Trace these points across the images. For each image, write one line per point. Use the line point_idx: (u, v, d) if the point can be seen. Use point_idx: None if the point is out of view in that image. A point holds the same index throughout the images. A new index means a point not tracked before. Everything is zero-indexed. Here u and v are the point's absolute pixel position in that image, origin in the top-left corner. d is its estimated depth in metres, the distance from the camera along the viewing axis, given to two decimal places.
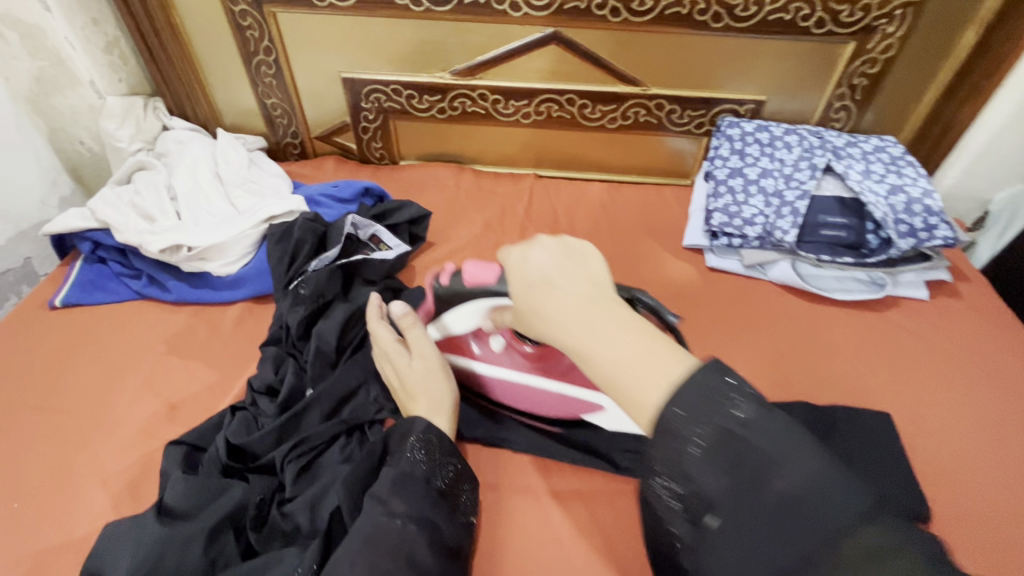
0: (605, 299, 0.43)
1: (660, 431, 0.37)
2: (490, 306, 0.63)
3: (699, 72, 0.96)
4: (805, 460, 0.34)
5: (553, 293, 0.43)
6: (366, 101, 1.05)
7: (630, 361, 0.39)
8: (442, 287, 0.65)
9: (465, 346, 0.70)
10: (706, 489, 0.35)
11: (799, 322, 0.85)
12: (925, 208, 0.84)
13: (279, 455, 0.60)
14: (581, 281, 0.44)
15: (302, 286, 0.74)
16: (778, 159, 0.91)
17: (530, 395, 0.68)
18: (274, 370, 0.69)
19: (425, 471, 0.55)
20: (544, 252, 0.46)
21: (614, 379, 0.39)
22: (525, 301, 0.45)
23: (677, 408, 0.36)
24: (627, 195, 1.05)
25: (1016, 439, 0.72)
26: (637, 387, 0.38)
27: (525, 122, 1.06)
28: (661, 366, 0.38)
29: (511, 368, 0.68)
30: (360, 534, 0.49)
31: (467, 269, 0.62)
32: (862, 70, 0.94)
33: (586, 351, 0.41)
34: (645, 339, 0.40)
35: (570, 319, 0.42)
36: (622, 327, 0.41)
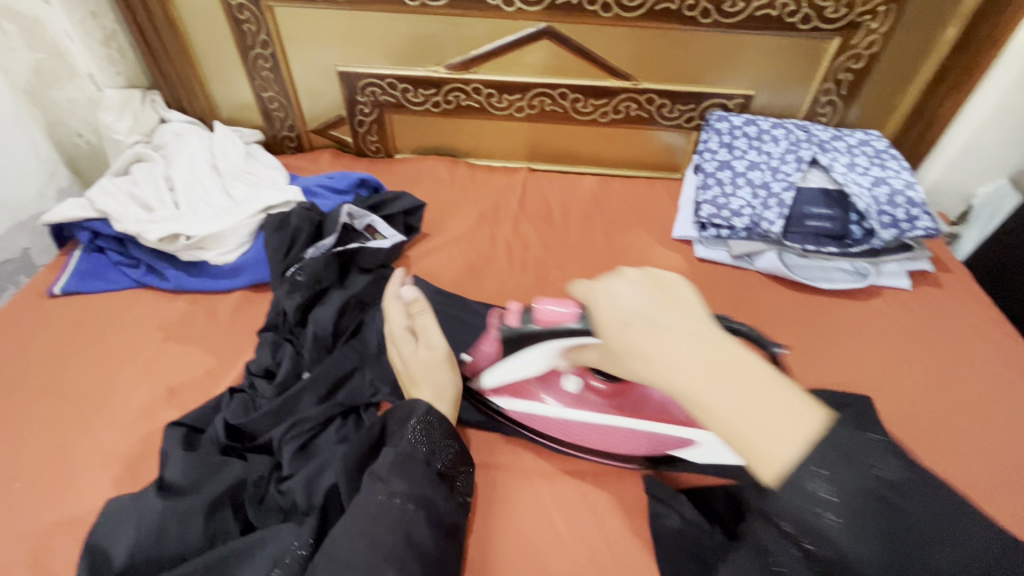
0: (716, 339, 0.39)
1: (794, 490, 0.33)
2: (564, 347, 0.59)
3: (689, 67, 0.98)
4: (964, 536, 0.32)
5: (655, 332, 0.40)
6: (362, 95, 1.07)
7: (760, 415, 0.35)
8: (510, 329, 0.61)
9: (534, 391, 0.67)
10: (854, 562, 0.32)
11: (784, 310, 0.87)
12: (907, 200, 0.86)
13: (277, 435, 0.62)
14: (686, 320, 0.41)
15: (299, 273, 0.76)
16: (766, 153, 0.94)
17: (612, 436, 0.65)
18: (272, 355, 0.71)
19: (425, 453, 0.56)
20: (639, 287, 0.43)
21: (744, 437, 0.35)
22: (623, 338, 0.41)
23: (819, 470, 0.33)
24: (618, 188, 1.07)
25: (991, 421, 0.74)
26: (769, 446, 0.35)
27: (519, 116, 1.08)
28: (790, 421, 0.35)
29: (589, 411, 0.65)
30: (361, 511, 0.51)
31: (540, 309, 0.58)
32: (848, 66, 0.96)
33: (700, 398, 0.37)
34: (768, 387, 0.37)
35: (680, 363, 0.38)
36: (741, 375, 0.37)
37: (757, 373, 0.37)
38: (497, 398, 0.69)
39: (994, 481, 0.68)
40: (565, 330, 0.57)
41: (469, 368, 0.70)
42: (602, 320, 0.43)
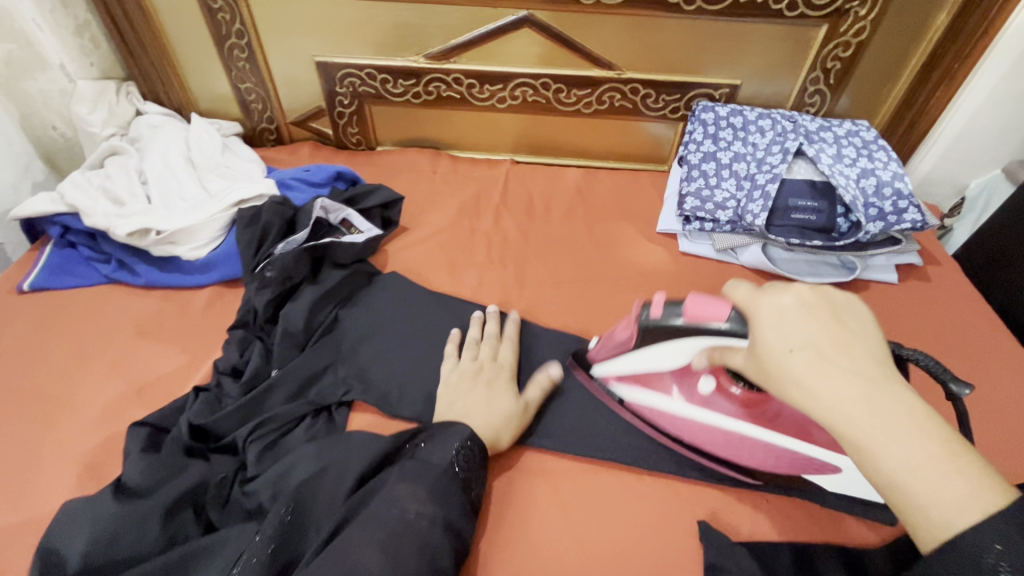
0: (887, 383, 0.42)
1: (966, 559, 0.36)
2: (710, 344, 0.56)
3: (674, 56, 0.96)
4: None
5: (827, 368, 0.42)
6: (341, 86, 1.05)
7: (930, 476, 0.38)
8: (651, 320, 0.59)
9: (663, 385, 0.66)
10: None
11: None
12: (894, 191, 0.84)
13: (241, 435, 0.60)
14: (857, 358, 0.43)
15: (268, 268, 0.73)
16: (751, 144, 0.92)
17: (737, 444, 0.62)
18: (240, 352, 0.69)
19: (462, 477, 0.56)
20: (810, 313, 0.44)
21: (905, 490, 0.39)
22: (789, 367, 0.43)
23: (996, 545, 0.35)
24: (603, 180, 1.05)
25: (975, 415, 0.73)
26: (939, 508, 0.38)
27: (501, 107, 1.05)
28: (960, 483, 0.38)
29: (719, 414, 0.63)
30: (385, 526, 0.49)
31: (688, 304, 0.56)
32: (836, 54, 0.94)
33: (870, 443, 0.40)
34: (940, 445, 0.39)
35: (852, 404, 0.40)
36: (913, 431, 0.39)
37: (928, 426, 0.40)
38: (620, 386, 0.68)
39: None
40: (713, 330, 0.55)
41: (597, 349, 0.70)
42: (766, 342, 0.45)
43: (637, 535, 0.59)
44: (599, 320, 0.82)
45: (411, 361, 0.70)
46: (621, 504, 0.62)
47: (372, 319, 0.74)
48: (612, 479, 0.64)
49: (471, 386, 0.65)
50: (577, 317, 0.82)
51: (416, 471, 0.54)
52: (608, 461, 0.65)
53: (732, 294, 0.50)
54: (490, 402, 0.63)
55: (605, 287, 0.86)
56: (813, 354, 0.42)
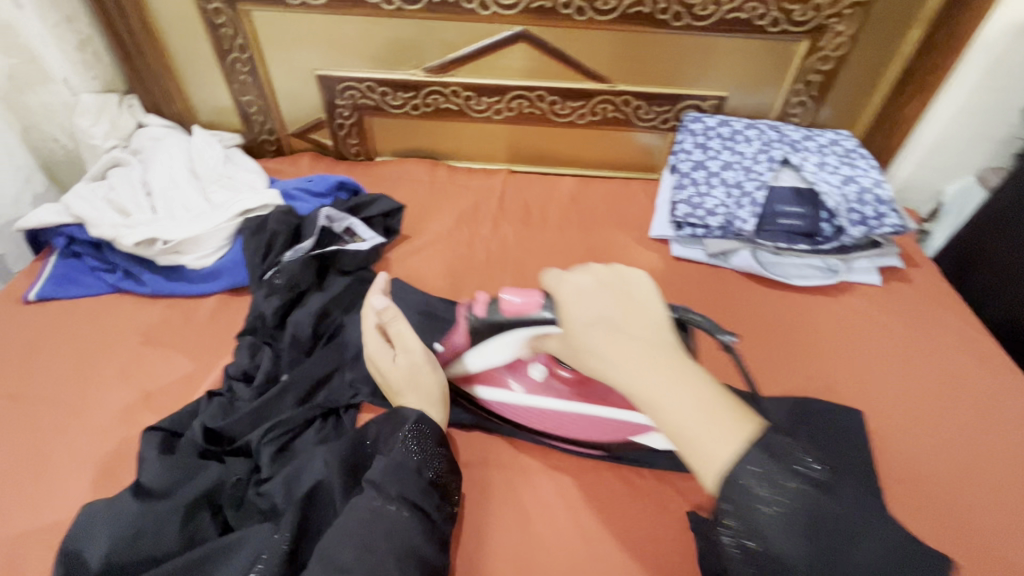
0: (663, 345, 0.48)
1: (734, 488, 0.40)
2: (530, 335, 0.63)
3: (664, 69, 1.00)
4: (877, 535, 0.39)
5: (616, 336, 0.48)
6: (341, 98, 1.07)
7: (699, 419, 0.43)
8: (476, 318, 0.65)
9: (503, 379, 0.70)
10: (785, 553, 0.39)
11: (758, 307, 0.89)
12: (874, 198, 0.89)
13: (255, 438, 0.62)
14: (642, 327, 0.49)
15: (277, 276, 0.76)
16: (740, 153, 0.95)
17: (574, 422, 0.67)
18: (250, 358, 0.71)
19: (417, 462, 0.56)
20: (603, 289, 0.51)
21: (686, 435, 0.43)
22: (588, 339, 0.49)
23: (751, 467, 0.41)
24: (597, 188, 1.09)
25: (955, 412, 0.77)
26: (709, 444, 0.42)
27: (497, 118, 1.09)
28: (721, 424, 0.43)
29: (554, 399, 0.68)
30: (355, 517, 0.51)
31: (506, 300, 0.63)
32: (817, 67, 0.98)
33: (650, 398, 0.45)
34: (709, 393, 0.45)
35: (632, 367, 0.46)
36: (683, 380, 0.45)
37: (694, 376, 0.46)
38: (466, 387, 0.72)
39: (950, 467, 0.72)
40: (529, 320, 0.61)
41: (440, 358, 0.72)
42: (570, 322, 0.50)
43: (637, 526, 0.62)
44: None
45: None
46: (623, 499, 0.65)
47: None
48: (612, 475, 0.67)
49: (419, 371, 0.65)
50: None
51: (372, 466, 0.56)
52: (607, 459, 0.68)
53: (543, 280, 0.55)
54: (409, 378, 0.64)
55: None
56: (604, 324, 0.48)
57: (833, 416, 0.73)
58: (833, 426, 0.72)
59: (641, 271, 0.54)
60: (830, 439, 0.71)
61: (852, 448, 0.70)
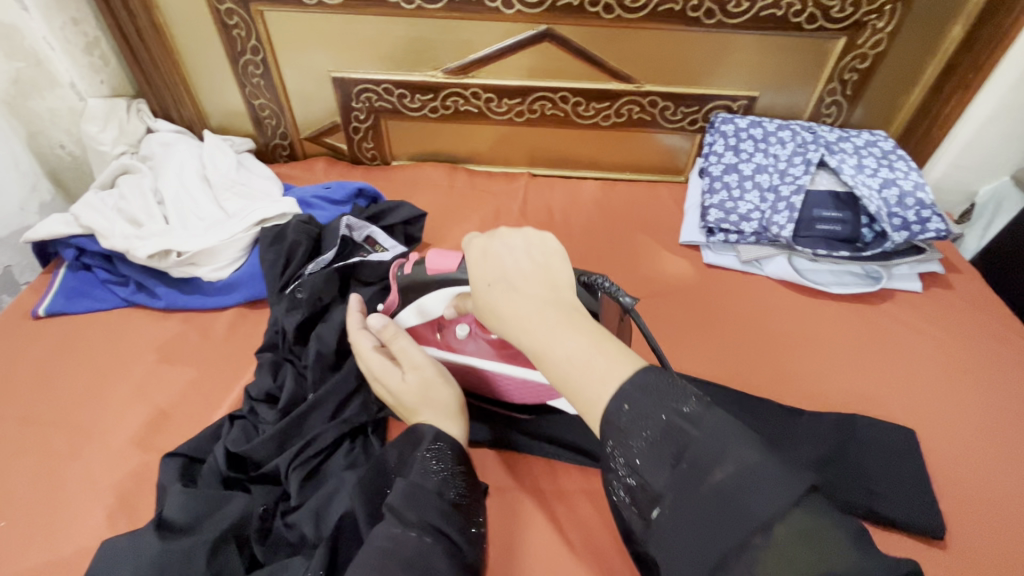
0: (565, 302, 0.44)
1: (609, 428, 0.38)
2: (454, 294, 0.63)
3: (693, 68, 0.96)
4: (747, 455, 0.35)
5: (513, 294, 0.45)
6: (357, 101, 1.04)
7: (585, 364, 0.40)
8: (402, 276, 0.66)
9: (427, 336, 0.69)
10: (651, 483, 0.37)
11: (796, 316, 0.85)
12: (918, 201, 0.85)
13: (282, 463, 0.58)
14: (541, 283, 0.46)
15: (299, 289, 0.72)
16: (773, 155, 0.92)
17: (491, 381, 0.67)
18: (272, 377, 0.67)
19: (436, 483, 0.52)
20: (514, 250, 0.48)
21: (570, 380, 0.40)
22: (487, 299, 0.46)
23: (624, 405, 0.38)
24: (622, 192, 1.05)
25: (1013, 427, 0.73)
26: (592, 389, 0.40)
27: (518, 120, 1.05)
28: (606, 368, 0.40)
29: (472, 355, 0.67)
30: (374, 548, 0.46)
31: (428, 258, 0.63)
32: (853, 66, 0.95)
33: (541, 347, 0.42)
34: (600, 339, 0.42)
35: (527, 320, 0.43)
36: (577, 329, 0.42)
37: (588, 324, 0.43)
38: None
39: (1012, 487, 0.67)
40: (448, 278, 0.62)
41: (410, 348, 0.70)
42: (474, 284, 0.47)
43: None
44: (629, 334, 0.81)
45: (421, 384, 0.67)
46: None
47: None
48: None
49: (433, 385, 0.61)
50: None
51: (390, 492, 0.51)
52: None
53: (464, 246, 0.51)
54: (422, 395, 0.59)
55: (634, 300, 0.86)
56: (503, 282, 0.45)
57: (886, 433, 0.69)
58: (887, 444, 0.69)
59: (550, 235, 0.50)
60: (883, 458, 0.67)
61: (908, 469, 0.67)
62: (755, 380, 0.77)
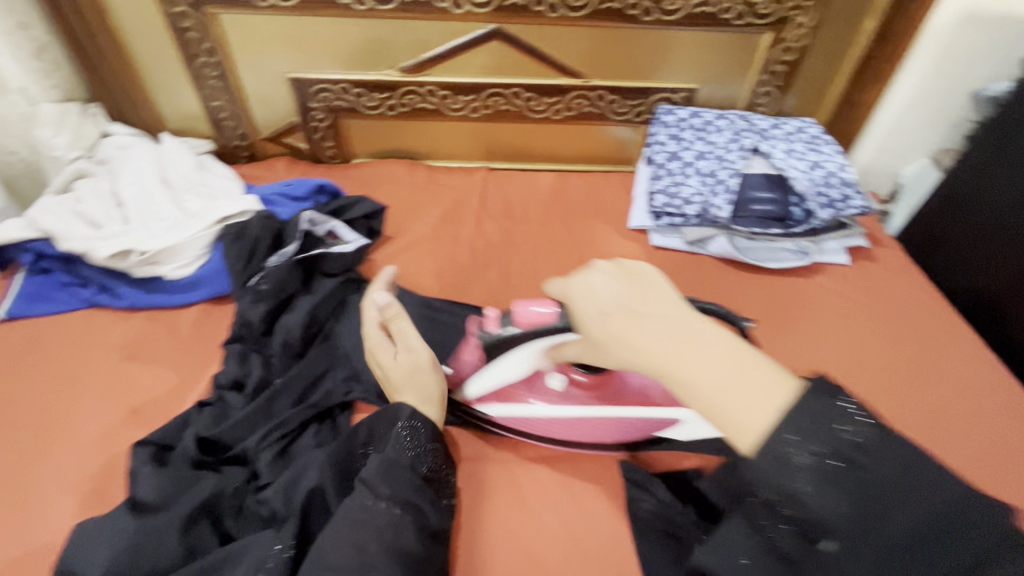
0: (694, 324, 0.43)
1: (770, 459, 0.36)
2: (547, 346, 0.64)
3: (636, 64, 1.02)
4: (936, 492, 0.34)
5: (635, 321, 0.44)
6: (315, 101, 1.06)
7: (733, 387, 0.39)
8: (488, 334, 0.66)
9: (523, 395, 0.70)
10: (824, 515, 0.35)
11: (736, 290, 0.92)
12: (840, 181, 0.94)
13: (252, 444, 0.61)
14: (660, 308, 0.45)
15: (263, 281, 0.74)
16: (712, 143, 0.99)
17: (600, 426, 0.68)
18: (240, 366, 0.69)
19: (410, 458, 0.55)
20: (614, 278, 0.47)
21: (718, 407, 0.39)
22: (604, 329, 0.45)
23: (789, 435, 0.36)
24: (576, 182, 1.11)
25: (926, 380, 0.81)
26: (747, 417, 0.38)
27: (474, 116, 1.09)
28: (760, 393, 0.38)
29: (574, 404, 0.68)
30: (347, 518, 0.50)
31: (517, 312, 0.64)
32: (781, 58, 1.02)
33: (680, 377, 0.41)
34: (743, 363, 0.40)
35: (658, 347, 0.42)
36: (711, 352, 0.41)
37: (724, 346, 0.41)
38: (483, 406, 0.71)
39: (925, 432, 0.75)
40: (544, 330, 0.62)
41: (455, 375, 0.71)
42: (584, 313, 0.47)
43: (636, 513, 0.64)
44: None
45: None
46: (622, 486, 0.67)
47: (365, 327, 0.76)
48: (608, 461, 0.69)
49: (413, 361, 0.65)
50: None
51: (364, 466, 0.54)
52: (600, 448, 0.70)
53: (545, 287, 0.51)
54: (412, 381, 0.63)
55: None
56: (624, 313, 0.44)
57: None
58: None
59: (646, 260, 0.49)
60: None
61: None
62: None
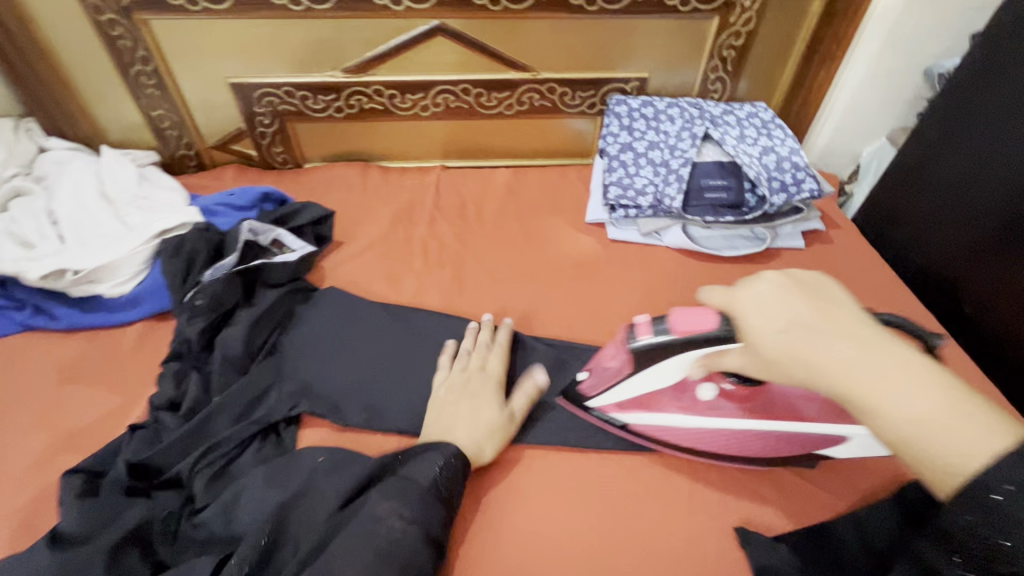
0: (880, 346, 0.45)
1: (982, 498, 0.37)
2: (703, 357, 0.58)
3: (585, 55, 1.01)
4: None
5: (818, 338, 0.46)
6: (259, 106, 1.03)
7: (936, 420, 0.40)
8: (641, 342, 0.60)
9: (664, 402, 0.65)
10: None
11: (692, 280, 0.91)
12: (793, 164, 0.93)
13: (186, 467, 0.60)
14: (846, 328, 0.47)
15: (198, 297, 0.72)
16: (663, 132, 0.98)
17: (749, 440, 0.64)
18: (176, 386, 0.67)
19: (438, 488, 0.57)
20: (786, 292, 0.50)
21: (916, 437, 0.41)
22: (780, 348, 0.48)
23: (1005, 485, 0.36)
24: (532, 178, 1.09)
25: None
26: (952, 457, 0.39)
27: (425, 115, 1.07)
28: (972, 427, 0.39)
29: (726, 416, 0.63)
30: (372, 546, 0.51)
31: (676, 320, 0.58)
32: (729, 43, 1.01)
33: (874, 400, 0.43)
34: (951, 397, 0.41)
35: (852, 367, 0.44)
36: (912, 379, 0.42)
37: (931, 376, 0.43)
38: (621, 415, 0.67)
39: None
40: (705, 339, 0.57)
41: (587, 382, 0.67)
42: (754, 327, 0.50)
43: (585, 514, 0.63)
44: (538, 311, 0.85)
45: (358, 374, 0.72)
46: (572, 482, 0.66)
47: (310, 341, 0.75)
48: (558, 459, 0.68)
49: (458, 398, 0.68)
50: (518, 311, 0.85)
51: (398, 488, 0.56)
52: (551, 445, 0.69)
53: (702, 296, 0.56)
54: (472, 416, 0.66)
55: (543, 277, 0.90)
56: (802, 328, 0.47)
57: None
58: None
59: (820, 272, 0.52)
60: None
61: None
62: None
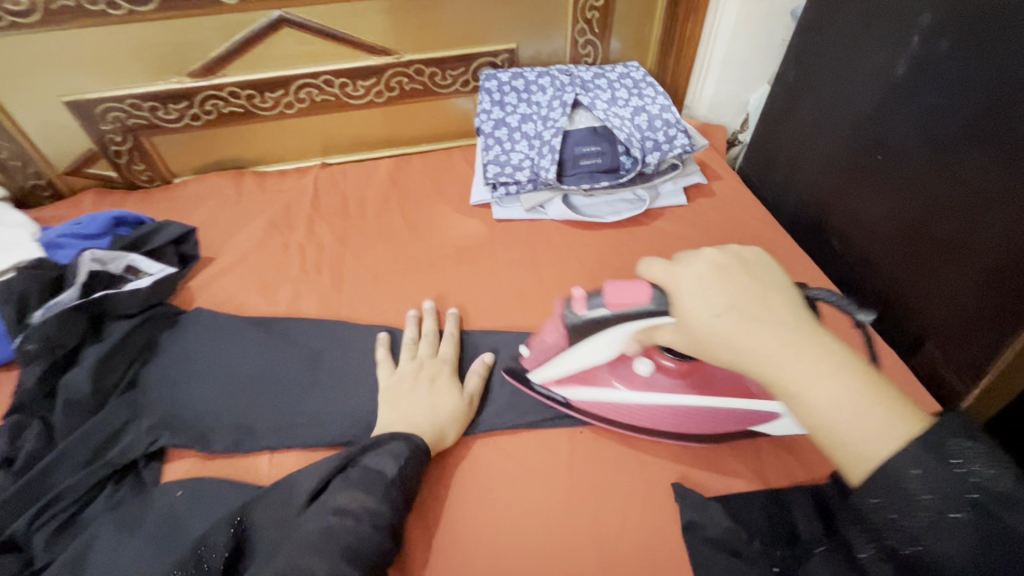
0: (814, 328, 0.45)
1: (887, 482, 0.39)
2: (637, 330, 0.57)
3: (446, 32, 0.97)
4: None
5: (752, 321, 0.45)
6: (105, 123, 0.96)
7: (846, 408, 0.41)
8: (577, 316, 0.60)
9: (602, 377, 0.66)
10: (945, 556, 0.37)
11: (578, 248, 0.90)
12: (664, 122, 0.92)
13: (21, 527, 0.57)
14: (779, 310, 0.46)
15: (26, 341, 0.67)
16: (535, 104, 0.96)
17: (690, 415, 0.64)
18: (10, 440, 0.63)
19: (402, 480, 0.55)
20: (726, 274, 0.48)
21: (829, 424, 0.42)
22: (715, 331, 0.46)
23: (912, 469, 0.38)
24: (415, 165, 1.06)
25: None
26: (867, 445, 0.40)
27: (291, 112, 1.02)
28: (881, 415, 0.40)
29: (664, 390, 0.64)
30: (336, 542, 0.48)
31: (608, 293, 0.56)
32: (591, 4, 0.99)
33: (797, 387, 0.43)
34: (870, 390, 0.42)
35: (778, 352, 0.44)
36: (831, 368, 0.42)
37: (850, 366, 0.43)
38: (560, 390, 0.68)
39: None
40: (637, 314, 0.55)
41: (533, 359, 0.69)
42: (691, 311, 0.48)
43: (464, 508, 0.61)
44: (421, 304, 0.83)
45: (228, 395, 0.69)
46: (450, 475, 0.64)
47: (174, 369, 0.71)
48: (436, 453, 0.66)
49: (414, 386, 0.67)
50: (400, 306, 0.82)
51: (362, 477, 0.54)
52: None
53: (644, 269, 0.54)
54: (432, 403, 0.65)
55: (426, 266, 0.88)
56: (738, 313, 0.45)
57: None
58: None
59: (759, 249, 0.52)
60: None
61: None
62: (538, 316, 0.81)
